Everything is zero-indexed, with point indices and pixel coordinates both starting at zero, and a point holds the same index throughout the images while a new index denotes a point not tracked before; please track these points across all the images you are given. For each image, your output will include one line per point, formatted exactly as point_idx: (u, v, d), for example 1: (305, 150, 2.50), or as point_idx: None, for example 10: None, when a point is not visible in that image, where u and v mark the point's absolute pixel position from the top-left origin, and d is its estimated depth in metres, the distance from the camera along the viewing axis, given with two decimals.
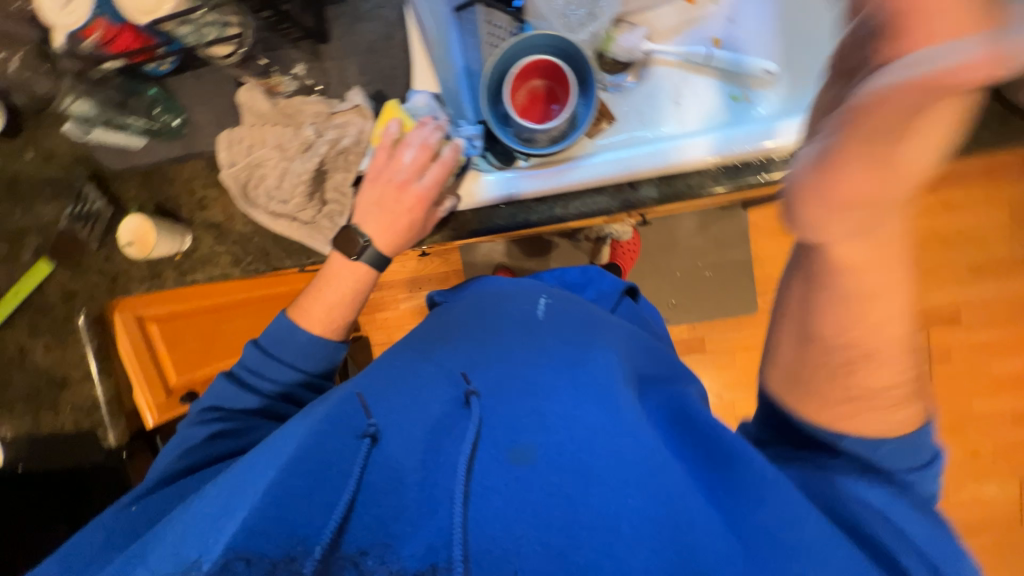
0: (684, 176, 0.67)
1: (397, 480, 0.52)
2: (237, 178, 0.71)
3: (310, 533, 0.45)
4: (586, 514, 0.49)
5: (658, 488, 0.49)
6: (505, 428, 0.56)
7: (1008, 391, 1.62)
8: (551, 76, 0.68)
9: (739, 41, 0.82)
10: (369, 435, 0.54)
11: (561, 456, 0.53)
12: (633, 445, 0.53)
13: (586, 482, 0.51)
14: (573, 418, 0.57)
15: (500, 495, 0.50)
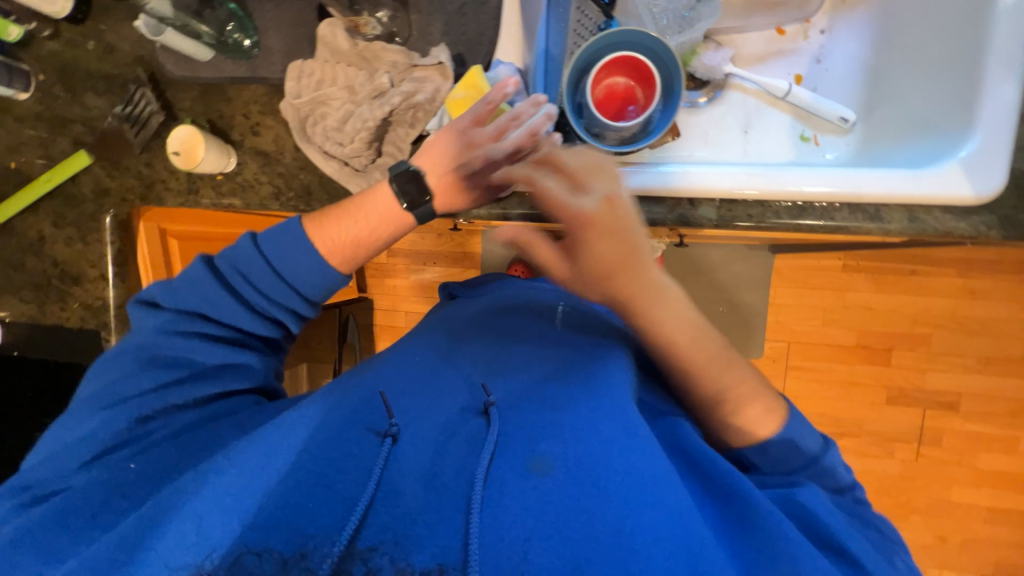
0: (746, 203, 0.66)
1: (419, 477, 0.55)
2: (299, 110, 0.71)
3: (326, 530, 0.50)
4: (600, 525, 0.50)
5: (669, 520, 0.51)
6: (521, 437, 0.58)
7: (988, 487, 1.63)
8: (637, 78, 0.67)
9: (821, 83, 0.81)
10: (390, 436, 0.58)
11: (577, 468, 0.55)
12: (633, 464, 0.55)
13: (596, 495, 0.52)
14: (585, 429, 0.58)
15: (520, 503, 0.52)
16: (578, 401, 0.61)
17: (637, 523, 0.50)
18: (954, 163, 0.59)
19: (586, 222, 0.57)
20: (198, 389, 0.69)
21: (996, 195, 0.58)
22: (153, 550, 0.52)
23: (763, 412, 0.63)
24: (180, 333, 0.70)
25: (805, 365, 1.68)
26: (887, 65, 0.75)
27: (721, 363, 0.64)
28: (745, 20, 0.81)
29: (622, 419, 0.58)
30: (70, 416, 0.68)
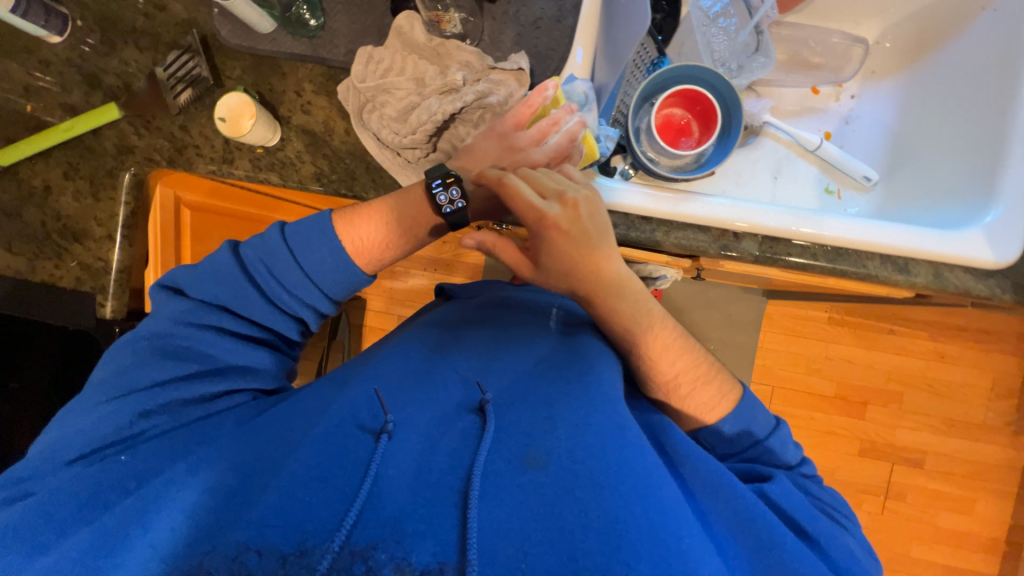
0: (786, 243, 0.69)
1: (407, 472, 0.49)
2: (360, 96, 0.70)
3: (323, 523, 0.45)
4: (605, 521, 0.47)
5: (659, 516, 0.49)
6: (517, 431, 0.53)
7: (943, 545, 1.69)
8: (694, 112, 0.72)
9: (848, 143, 0.87)
10: (386, 432, 0.51)
11: (576, 463, 0.51)
12: (637, 466, 0.51)
13: (600, 494, 0.49)
14: (588, 429, 0.53)
15: (515, 499, 0.48)
16: (574, 396, 0.57)
17: (625, 516, 0.48)
18: (980, 230, 0.65)
19: (549, 224, 0.61)
20: (206, 386, 0.59)
21: (1011, 262, 0.64)
22: (146, 545, 0.47)
23: (715, 395, 0.65)
24: (196, 324, 0.61)
25: (786, 411, 1.74)
26: (911, 132, 0.81)
27: (680, 347, 0.66)
28: (784, 75, 0.86)
29: (613, 415, 0.55)
30: (76, 404, 0.58)
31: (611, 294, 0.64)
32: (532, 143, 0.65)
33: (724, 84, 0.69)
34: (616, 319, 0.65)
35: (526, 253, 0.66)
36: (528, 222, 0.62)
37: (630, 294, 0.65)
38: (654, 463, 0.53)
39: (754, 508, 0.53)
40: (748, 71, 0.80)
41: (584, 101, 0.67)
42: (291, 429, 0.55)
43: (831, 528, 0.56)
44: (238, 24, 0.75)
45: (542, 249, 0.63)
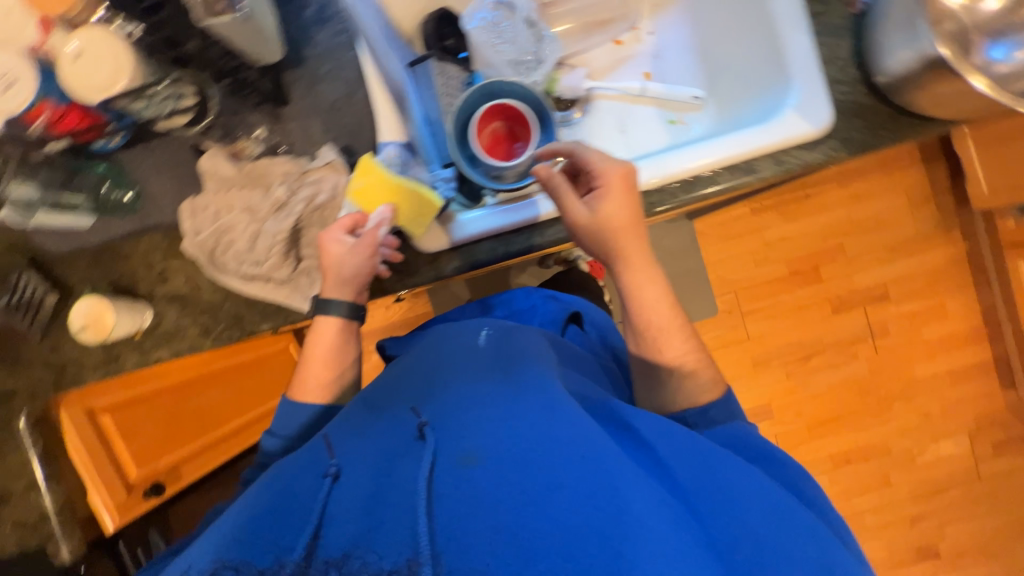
0: (645, 195, 0.72)
1: (360, 495, 0.48)
2: (203, 246, 0.69)
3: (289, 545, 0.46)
4: (558, 499, 0.44)
5: (611, 482, 0.45)
6: (460, 436, 0.49)
7: (938, 354, 1.81)
8: (508, 118, 0.73)
9: (667, 73, 0.92)
10: (331, 475, 0.51)
11: (518, 451, 0.47)
12: (585, 441, 0.48)
13: (547, 475, 0.45)
14: (527, 415, 0.50)
15: (460, 503, 0.44)
16: (510, 391, 0.54)
17: (573, 488, 0.44)
18: (790, 110, 0.69)
19: (618, 183, 0.66)
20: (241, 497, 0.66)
21: (829, 125, 0.69)
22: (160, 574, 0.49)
23: (707, 382, 0.70)
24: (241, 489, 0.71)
25: (756, 306, 1.82)
26: (711, 38, 0.85)
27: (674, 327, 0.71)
28: (586, 41, 0.92)
29: (547, 400, 0.52)
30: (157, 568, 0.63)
31: (629, 255, 0.68)
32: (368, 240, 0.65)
33: (524, 85, 0.72)
34: (637, 283, 0.69)
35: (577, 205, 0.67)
36: (601, 172, 0.66)
37: (657, 268, 0.71)
38: (594, 428, 0.50)
39: (713, 451, 0.52)
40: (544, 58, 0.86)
41: (405, 159, 0.69)
42: (274, 473, 0.55)
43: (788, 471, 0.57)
44: (61, 231, 0.74)
45: (606, 195, 0.66)
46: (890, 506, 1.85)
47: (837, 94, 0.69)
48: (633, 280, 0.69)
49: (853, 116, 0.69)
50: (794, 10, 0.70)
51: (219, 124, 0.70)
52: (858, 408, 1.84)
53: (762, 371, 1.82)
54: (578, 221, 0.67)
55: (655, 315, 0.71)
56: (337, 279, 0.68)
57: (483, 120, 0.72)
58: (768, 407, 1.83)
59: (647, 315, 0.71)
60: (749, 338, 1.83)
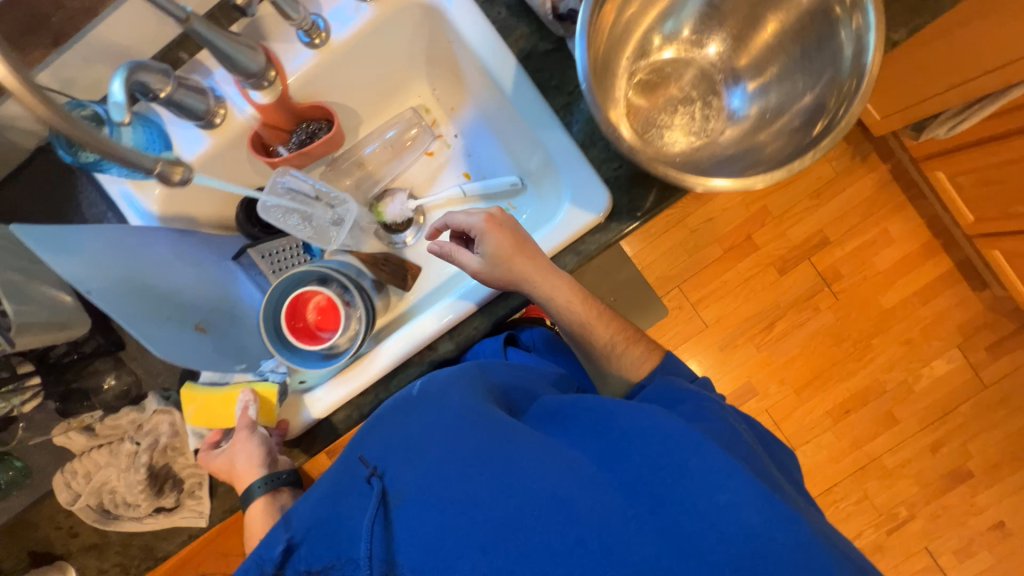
0: (467, 322, 0.74)
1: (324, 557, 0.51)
2: (89, 506, 0.74)
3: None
4: (490, 512, 0.47)
5: (528, 478, 0.48)
6: (404, 473, 0.53)
7: (898, 279, 1.77)
8: (311, 302, 0.77)
9: (484, 168, 0.94)
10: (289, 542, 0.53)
11: (451, 473, 0.51)
12: (506, 452, 0.51)
13: (477, 490, 0.48)
14: (457, 439, 0.53)
15: (408, 536, 0.49)
16: (439, 421, 0.57)
17: (492, 494, 0.48)
18: (568, 205, 0.71)
19: (493, 224, 0.71)
20: None
21: (609, 204, 0.70)
22: None
23: (643, 355, 0.72)
24: None
25: (705, 292, 1.80)
26: (503, 130, 0.87)
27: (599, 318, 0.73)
28: (400, 162, 0.95)
29: (476, 418, 0.55)
30: None
31: (534, 278, 0.69)
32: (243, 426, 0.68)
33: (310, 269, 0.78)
34: (554, 296, 0.70)
35: (462, 258, 0.72)
36: (470, 227, 0.72)
37: (561, 270, 0.71)
38: (513, 432, 0.53)
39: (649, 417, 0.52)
40: (342, 216, 0.82)
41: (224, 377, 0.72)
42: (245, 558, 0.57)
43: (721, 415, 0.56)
44: None
45: (483, 240, 0.70)
46: (906, 442, 1.78)
47: (608, 173, 0.71)
48: (544, 292, 0.69)
49: (632, 186, 0.71)
50: (540, 111, 0.70)
51: (65, 393, 0.72)
52: (838, 356, 1.79)
53: (731, 352, 1.80)
54: (478, 270, 0.71)
55: (576, 315, 0.72)
56: (245, 474, 0.66)
57: (291, 313, 0.76)
58: (750, 384, 1.79)
59: (572, 315, 0.72)
60: (707, 325, 1.80)
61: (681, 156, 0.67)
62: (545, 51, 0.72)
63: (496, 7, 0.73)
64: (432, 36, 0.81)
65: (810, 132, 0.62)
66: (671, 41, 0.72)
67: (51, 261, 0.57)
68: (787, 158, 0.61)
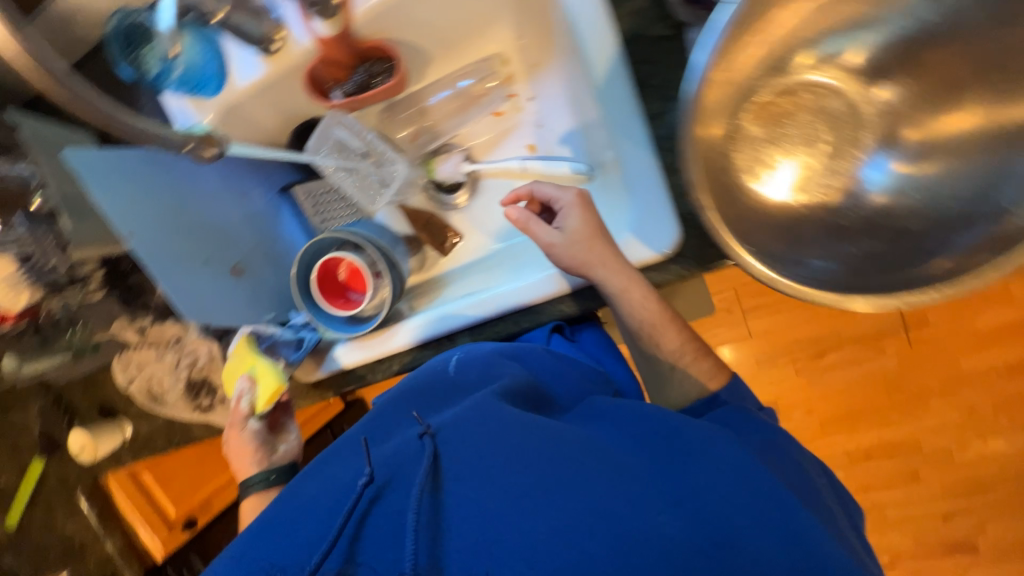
0: (491, 324, 0.72)
1: (357, 528, 0.43)
2: (140, 389, 0.84)
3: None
4: (565, 504, 0.40)
5: (588, 472, 0.43)
6: (454, 446, 0.47)
7: (992, 344, 1.52)
8: (344, 266, 0.76)
9: (552, 145, 0.83)
10: (359, 487, 0.45)
11: (507, 455, 0.45)
12: (577, 448, 0.45)
13: (551, 482, 0.42)
14: (518, 425, 0.48)
15: (464, 522, 0.41)
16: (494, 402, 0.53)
17: (564, 491, 0.41)
18: (628, 235, 0.64)
19: (580, 199, 0.66)
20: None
21: (676, 247, 0.61)
22: None
23: (708, 368, 0.67)
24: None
25: (762, 300, 1.59)
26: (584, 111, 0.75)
27: (669, 320, 0.66)
28: (463, 116, 0.85)
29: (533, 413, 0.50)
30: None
31: (614, 268, 0.62)
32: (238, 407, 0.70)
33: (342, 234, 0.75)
34: (634, 291, 0.62)
35: (536, 230, 0.66)
36: (556, 196, 0.68)
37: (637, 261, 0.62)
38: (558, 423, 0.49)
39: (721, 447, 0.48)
40: (390, 178, 0.80)
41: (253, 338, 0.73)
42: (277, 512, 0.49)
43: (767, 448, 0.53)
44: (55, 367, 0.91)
45: (569, 213, 0.66)
46: (923, 504, 1.64)
47: (687, 208, 0.61)
48: (615, 290, 0.62)
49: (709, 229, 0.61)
50: (630, 119, 0.59)
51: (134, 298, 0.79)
52: (885, 405, 1.60)
53: (770, 369, 1.62)
54: (551, 243, 0.65)
55: (647, 314, 0.64)
56: (244, 457, 0.69)
57: (325, 271, 0.76)
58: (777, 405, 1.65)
59: (637, 313, 0.64)
60: (751, 335, 1.61)
61: (781, 223, 0.59)
62: (656, 37, 0.57)
63: None
64: None
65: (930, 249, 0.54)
66: (832, 62, 0.60)
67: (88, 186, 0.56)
68: (902, 282, 0.53)
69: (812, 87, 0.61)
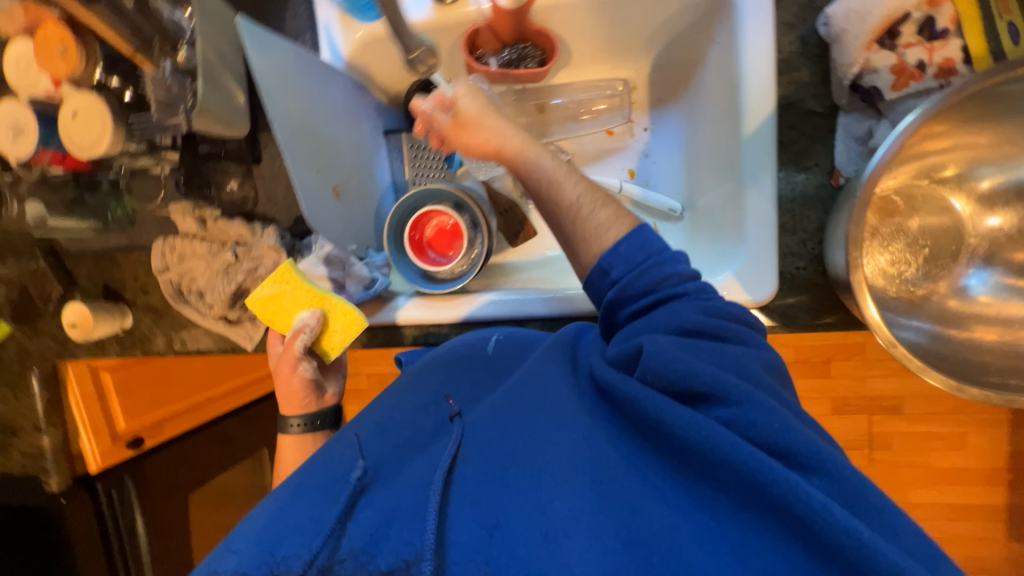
0: (563, 319, 0.73)
1: (381, 511, 0.52)
2: (172, 281, 0.79)
3: (301, 547, 0.50)
4: (545, 506, 0.48)
5: (581, 468, 0.49)
6: (467, 442, 0.56)
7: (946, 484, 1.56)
8: (439, 223, 0.75)
9: (651, 176, 0.87)
10: (357, 480, 0.55)
11: (508, 452, 0.53)
12: (571, 450, 0.51)
13: (543, 480, 0.49)
14: (523, 425, 0.55)
15: (468, 510, 0.50)
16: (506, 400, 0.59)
17: (554, 489, 0.48)
18: (727, 274, 0.66)
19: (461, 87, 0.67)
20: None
21: (768, 300, 0.64)
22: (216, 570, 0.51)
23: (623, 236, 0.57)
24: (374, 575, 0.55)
25: None
26: (698, 155, 0.79)
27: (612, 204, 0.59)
28: (575, 126, 0.88)
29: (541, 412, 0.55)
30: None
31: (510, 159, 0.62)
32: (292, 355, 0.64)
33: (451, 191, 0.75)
34: (532, 181, 0.61)
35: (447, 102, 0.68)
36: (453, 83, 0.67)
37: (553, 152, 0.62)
38: (557, 413, 0.54)
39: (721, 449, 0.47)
40: None
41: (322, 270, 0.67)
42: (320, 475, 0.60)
43: (799, 425, 0.47)
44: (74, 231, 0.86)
45: (466, 97, 0.66)
46: None
47: (787, 268, 0.64)
48: (552, 172, 0.60)
49: (801, 293, 0.64)
50: (766, 171, 0.63)
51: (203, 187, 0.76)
52: None
53: None
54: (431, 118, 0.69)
55: (551, 172, 0.60)
56: (296, 400, 0.67)
57: (420, 223, 0.75)
58: None
59: (632, 254, 0.56)
60: None
61: (893, 304, 0.58)
62: (809, 111, 0.63)
63: (792, 36, 0.63)
64: (694, 28, 0.74)
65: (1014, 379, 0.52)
66: (966, 192, 0.61)
67: (248, 52, 0.55)
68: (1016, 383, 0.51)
69: (938, 196, 0.62)
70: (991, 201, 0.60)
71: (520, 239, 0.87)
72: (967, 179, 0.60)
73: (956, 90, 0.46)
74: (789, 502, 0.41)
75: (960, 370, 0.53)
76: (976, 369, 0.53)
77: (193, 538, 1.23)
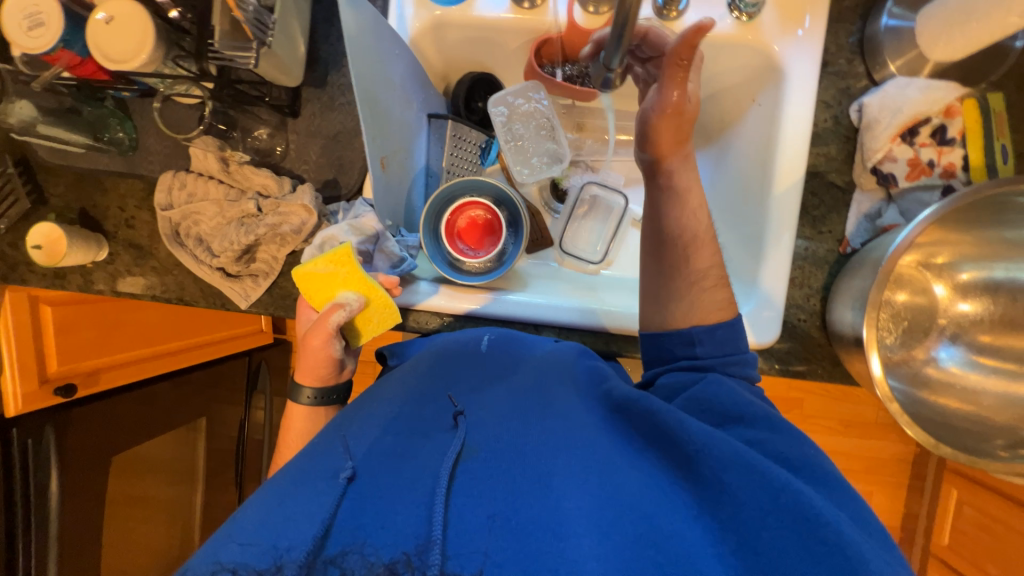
0: (582, 333, 0.73)
1: (375, 504, 0.42)
2: (171, 220, 0.72)
3: (298, 540, 0.39)
4: (553, 509, 0.40)
5: (595, 467, 0.44)
6: (479, 431, 0.49)
7: None
8: (475, 220, 0.79)
9: None
10: (348, 475, 0.45)
11: (515, 446, 0.46)
12: (590, 448, 0.46)
13: (556, 484, 0.42)
14: (540, 428, 0.48)
15: (481, 509, 0.41)
16: (512, 402, 0.53)
17: (573, 488, 0.42)
18: (739, 315, 0.70)
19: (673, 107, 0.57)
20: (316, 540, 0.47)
21: (769, 344, 0.69)
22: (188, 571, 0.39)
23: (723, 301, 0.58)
24: None
25: None
26: (718, 202, 0.84)
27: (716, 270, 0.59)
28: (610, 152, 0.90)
29: (560, 412, 0.50)
30: None
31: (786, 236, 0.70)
32: (324, 332, 0.62)
33: (493, 186, 0.77)
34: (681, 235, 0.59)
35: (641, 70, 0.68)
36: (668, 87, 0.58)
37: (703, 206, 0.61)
38: (570, 415, 0.50)
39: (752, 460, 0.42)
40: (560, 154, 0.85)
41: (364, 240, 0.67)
42: (302, 461, 0.49)
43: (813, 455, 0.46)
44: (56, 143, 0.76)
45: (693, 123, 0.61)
46: None
47: (791, 319, 0.70)
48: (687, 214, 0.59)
49: (796, 342, 0.70)
50: (786, 223, 0.69)
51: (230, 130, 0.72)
52: None
53: None
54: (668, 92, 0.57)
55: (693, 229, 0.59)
56: (318, 373, 0.65)
57: (458, 212, 0.78)
58: None
59: (724, 342, 0.56)
60: None
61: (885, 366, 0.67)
62: (831, 182, 0.70)
63: (827, 114, 0.71)
64: (737, 89, 0.78)
65: (976, 445, 0.60)
66: (946, 278, 0.71)
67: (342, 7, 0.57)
68: (978, 449, 0.60)
69: (924, 279, 0.71)
70: (965, 290, 0.71)
71: (536, 245, 0.87)
72: (948, 269, 0.70)
73: (972, 191, 0.52)
74: (816, 518, 0.38)
75: (934, 430, 0.60)
76: (946, 432, 0.61)
77: (108, 512, 1.08)
